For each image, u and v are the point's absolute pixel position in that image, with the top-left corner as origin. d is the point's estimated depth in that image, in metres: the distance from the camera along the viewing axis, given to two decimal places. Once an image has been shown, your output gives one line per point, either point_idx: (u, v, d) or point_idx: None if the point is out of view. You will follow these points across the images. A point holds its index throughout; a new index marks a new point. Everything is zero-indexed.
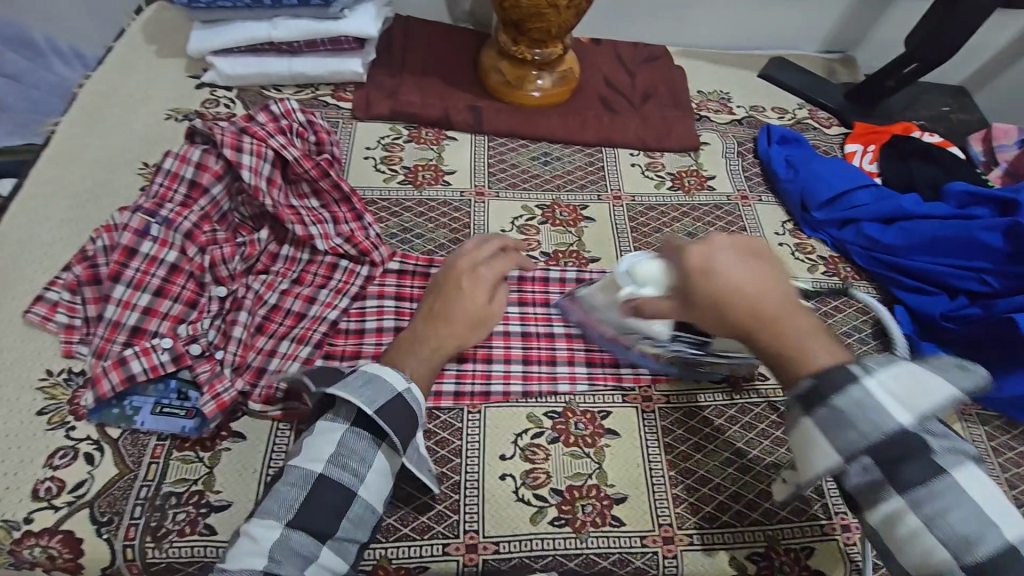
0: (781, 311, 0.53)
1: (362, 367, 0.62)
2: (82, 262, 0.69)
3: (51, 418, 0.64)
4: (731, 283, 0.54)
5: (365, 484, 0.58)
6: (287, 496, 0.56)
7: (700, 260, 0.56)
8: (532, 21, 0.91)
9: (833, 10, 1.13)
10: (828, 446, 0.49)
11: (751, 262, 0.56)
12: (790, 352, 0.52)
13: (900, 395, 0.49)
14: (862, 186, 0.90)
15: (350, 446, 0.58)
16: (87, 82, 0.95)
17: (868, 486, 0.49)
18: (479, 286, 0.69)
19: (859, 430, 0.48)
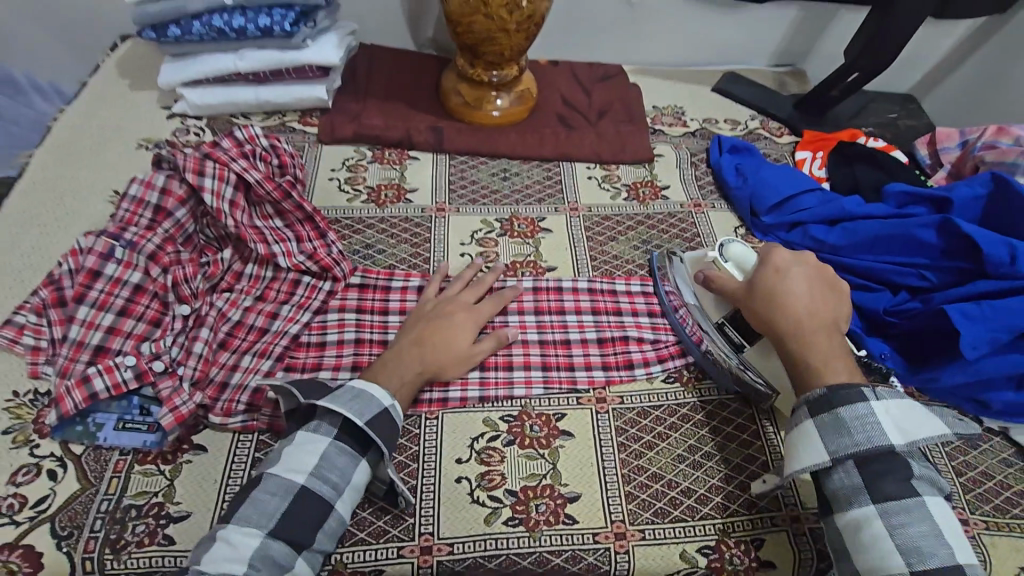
0: (817, 327, 0.66)
1: (350, 385, 0.66)
2: (49, 285, 0.72)
3: (16, 437, 0.66)
4: (795, 290, 0.68)
5: (344, 499, 0.60)
6: (265, 504, 0.58)
7: (784, 266, 0.70)
8: (486, 45, 0.95)
9: (779, 25, 1.19)
10: (820, 449, 0.58)
11: (822, 284, 0.69)
12: (809, 362, 0.64)
13: (899, 422, 0.57)
14: (807, 190, 0.94)
15: (332, 459, 0.61)
16: (62, 117, 0.99)
17: (850, 491, 0.56)
18: (471, 323, 0.76)
19: (852, 438, 0.57)
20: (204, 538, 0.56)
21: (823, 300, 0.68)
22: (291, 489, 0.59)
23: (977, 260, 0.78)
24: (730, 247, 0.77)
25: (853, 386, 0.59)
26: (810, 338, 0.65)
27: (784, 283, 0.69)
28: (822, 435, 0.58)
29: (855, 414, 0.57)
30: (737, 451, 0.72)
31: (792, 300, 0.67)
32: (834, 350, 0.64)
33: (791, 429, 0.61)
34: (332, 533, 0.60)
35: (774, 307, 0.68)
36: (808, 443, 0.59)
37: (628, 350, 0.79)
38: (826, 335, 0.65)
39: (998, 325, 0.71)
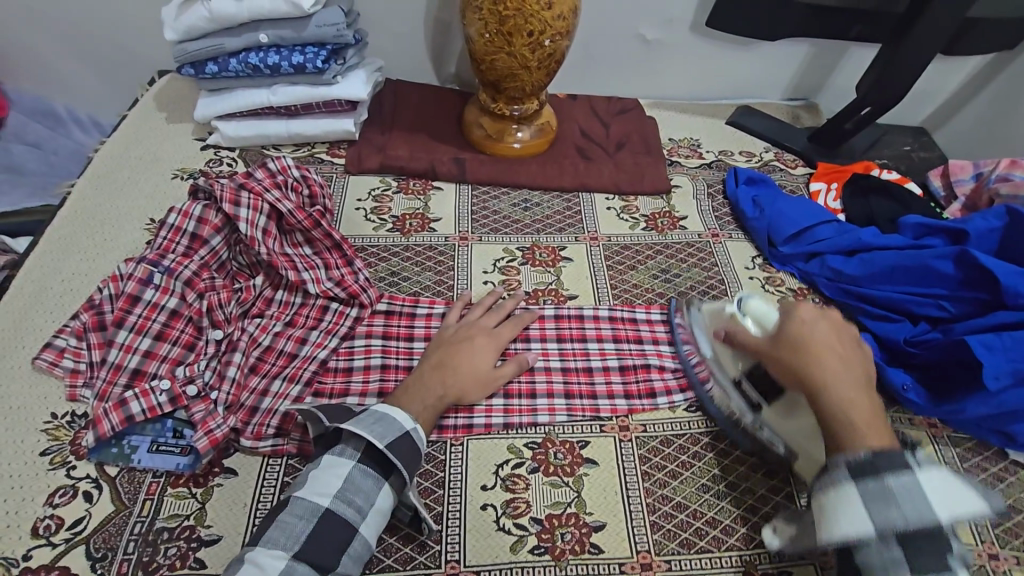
0: (852, 385, 0.62)
1: (374, 408, 0.67)
2: (89, 310, 0.75)
3: (53, 458, 0.67)
4: (825, 345, 0.66)
5: (368, 521, 0.61)
6: (291, 528, 0.58)
7: (810, 321, 0.69)
8: (507, 81, 0.99)
9: (791, 62, 1.22)
10: (865, 518, 0.53)
11: (850, 341, 0.67)
12: (850, 421, 0.60)
13: (942, 494, 0.54)
14: (825, 221, 0.95)
15: (356, 481, 0.62)
16: (103, 147, 1.03)
17: (887, 564, 0.52)
18: (490, 348, 0.77)
19: (900, 509, 0.53)
20: (233, 560, 0.57)
21: (850, 354, 0.66)
22: (315, 513, 0.59)
23: (994, 291, 0.79)
24: (750, 304, 0.76)
25: (895, 450, 0.57)
26: (846, 392, 0.62)
27: (813, 337, 0.67)
28: (867, 504, 0.54)
29: (901, 484, 0.54)
30: (763, 481, 0.72)
31: (823, 353, 0.65)
32: (870, 409, 0.61)
33: (828, 492, 0.56)
34: (357, 556, 0.60)
35: (804, 360, 0.65)
36: (849, 510, 0.54)
37: (649, 378, 0.80)
38: (858, 388, 0.62)
39: (1017, 355, 0.72)
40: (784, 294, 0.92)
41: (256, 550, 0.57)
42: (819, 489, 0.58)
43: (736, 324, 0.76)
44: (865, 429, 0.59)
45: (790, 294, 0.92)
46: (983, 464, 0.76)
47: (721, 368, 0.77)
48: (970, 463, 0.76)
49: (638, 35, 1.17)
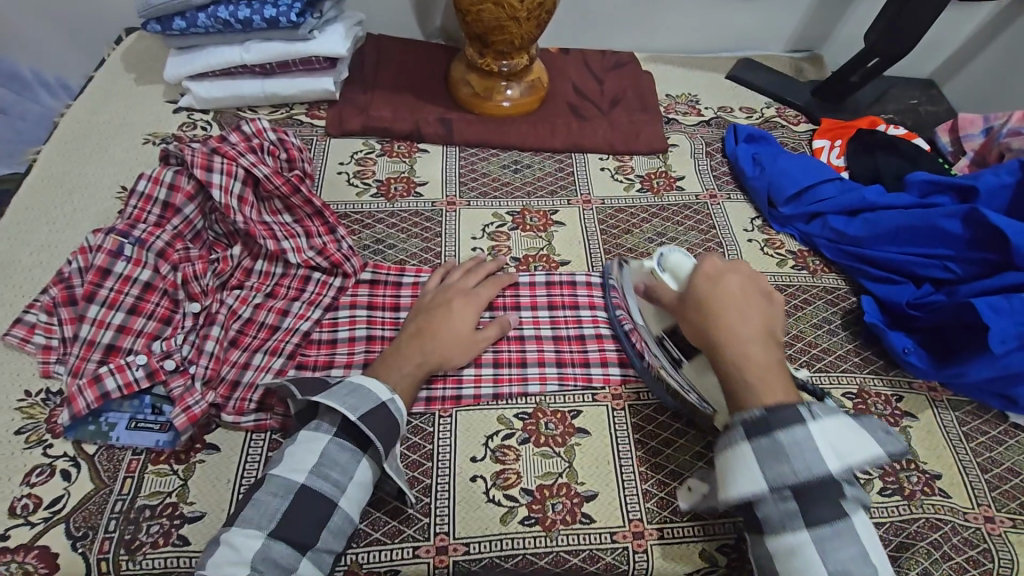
0: (752, 338, 0.61)
1: (349, 380, 0.65)
2: (58, 284, 0.72)
3: (29, 437, 0.65)
4: (725, 297, 0.64)
5: (348, 495, 0.59)
6: (265, 505, 0.57)
7: (713, 273, 0.66)
8: (495, 34, 0.93)
9: (796, 11, 1.15)
10: (756, 474, 0.54)
11: (754, 293, 0.65)
12: (750, 382, 0.58)
13: (836, 446, 0.54)
14: (828, 179, 0.91)
15: (333, 456, 0.60)
16: (69, 111, 0.98)
17: (784, 518, 0.53)
18: (469, 310, 0.75)
19: (791, 466, 0.53)
20: (210, 541, 0.57)
21: (757, 307, 0.64)
22: (290, 489, 0.58)
23: (1003, 251, 0.76)
24: (669, 255, 0.72)
25: (789, 404, 0.56)
26: (747, 351, 0.60)
27: (714, 289, 0.65)
28: (760, 460, 0.54)
29: (793, 439, 0.54)
30: None
31: (723, 308, 0.63)
32: (768, 362, 0.60)
33: (725, 451, 0.57)
34: (339, 531, 0.59)
35: (708, 318, 0.63)
36: (745, 466, 0.55)
37: None
38: (760, 343, 0.61)
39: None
40: (784, 257, 0.89)
41: (230, 530, 0.56)
42: (718, 448, 0.58)
43: (658, 279, 0.71)
44: (761, 389, 0.58)
45: (790, 257, 0.89)
46: (982, 428, 0.75)
47: (647, 327, 0.73)
48: (969, 426, 0.75)
49: None
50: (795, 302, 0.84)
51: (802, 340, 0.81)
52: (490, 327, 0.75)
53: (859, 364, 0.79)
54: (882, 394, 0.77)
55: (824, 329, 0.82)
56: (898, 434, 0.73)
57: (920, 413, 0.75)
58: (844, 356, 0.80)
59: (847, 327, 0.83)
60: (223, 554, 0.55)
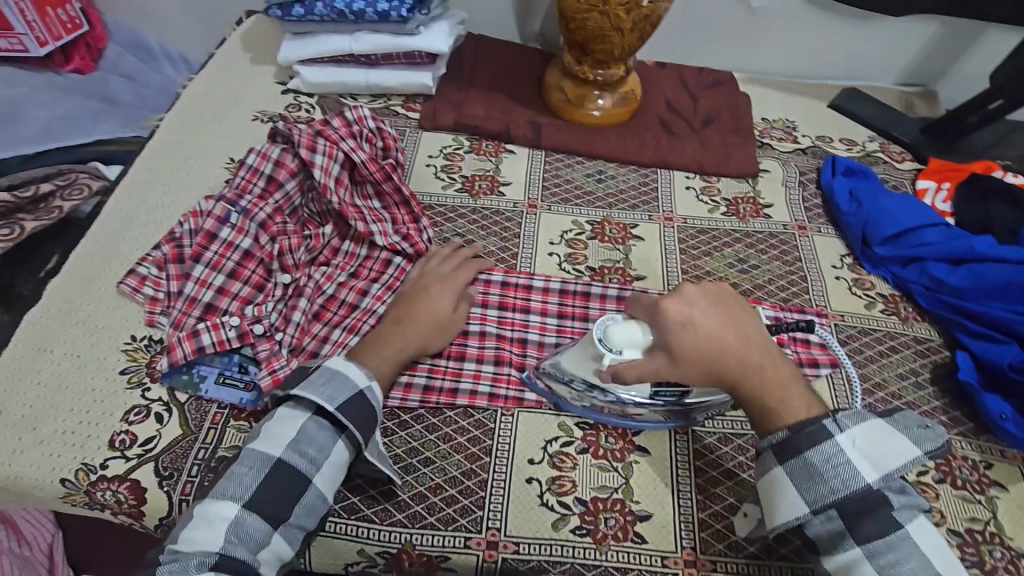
0: (757, 364, 0.61)
1: (326, 365, 0.66)
2: (170, 243, 0.78)
3: (131, 378, 0.71)
4: (710, 336, 0.60)
5: (322, 473, 0.61)
6: (239, 478, 0.59)
7: (678, 316, 0.62)
8: (597, 43, 0.92)
9: (915, 43, 1.09)
10: (797, 500, 0.56)
11: (725, 315, 0.62)
12: (772, 407, 0.60)
13: (868, 455, 0.56)
14: (932, 224, 0.86)
15: (309, 435, 0.62)
16: (191, 85, 1.05)
17: (834, 535, 0.56)
18: (448, 293, 0.76)
19: (827, 484, 0.55)
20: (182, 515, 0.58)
21: (737, 328, 0.62)
22: (265, 462, 0.60)
23: None
24: (608, 332, 0.64)
25: (814, 420, 0.57)
26: (754, 383, 0.60)
27: (699, 335, 0.60)
28: (797, 485, 0.56)
29: (823, 457, 0.56)
30: None
31: (717, 354, 0.60)
32: (778, 376, 0.61)
33: (761, 476, 0.59)
34: (310, 508, 0.60)
35: (706, 370, 0.60)
36: (783, 494, 0.57)
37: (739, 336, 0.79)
38: (764, 368, 0.61)
39: None
40: (873, 299, 0.85)
41: (203, 503, 0.58)
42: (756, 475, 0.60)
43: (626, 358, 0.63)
44: (784, 409, 0.59)
45: (880, 300, 0.85)
46: None
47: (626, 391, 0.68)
48: None
49: (743, 2, 1.06)
50: (880, 349, 0.80)
51: (885, 389, 0.77)
52: (461, 300, 0.77)
53: (945, 424, 0.74)
54: (969, 459, 0.72)
55: (909, 381, 0.77)
56: (983, 502, 0.68)
57: (1012, 484, 0.70)
58: (930, 412, 0.75)
59: (935, 382, 0.78)
60: (196, 526, 0.56)
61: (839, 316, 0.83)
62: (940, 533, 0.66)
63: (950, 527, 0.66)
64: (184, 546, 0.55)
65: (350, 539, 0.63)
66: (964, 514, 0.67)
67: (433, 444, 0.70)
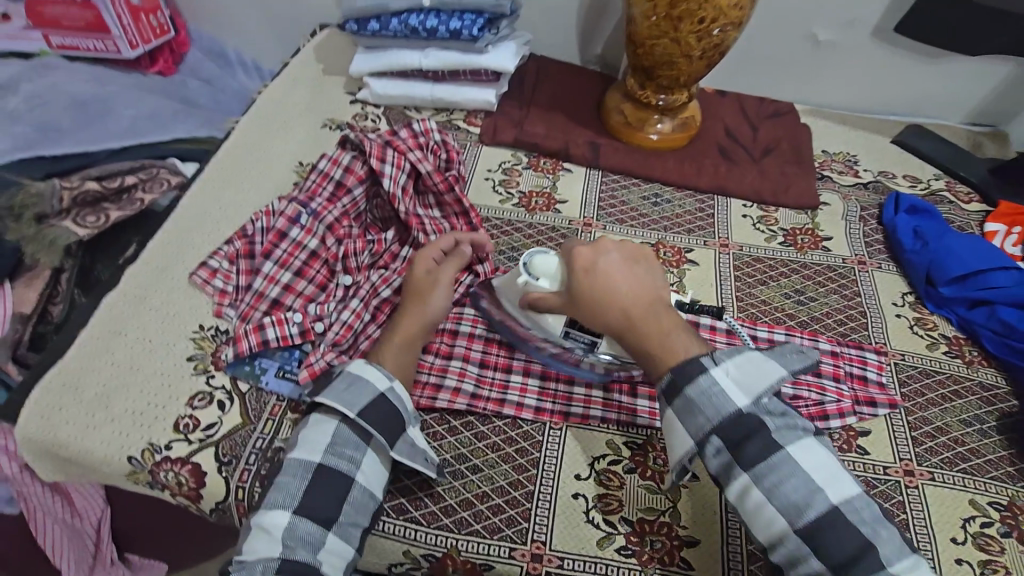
0: (644, 312, 0.65)
1: (345, 372, 0.68)
2: (242, 239, 0.82)
3: (197, 365, 0.74)
4: (610, 280, 0.67)
5: (363, 471, 0.63)
6: (288, 486, 0.61)
7: (586, 261, 0.69)
8: (662, 69, 0.92)
9: (987, 83, 1.07)
10: (685, 435, 0.59)
11: (631, 267, 0.69)
12: (656, 349, 0.63)
13: (741, 381, 0.59)
14: (1004, 267, 0.82)
15: (344, 436, 0.64)
16: (265, 92, 1.11)
17: (724, 468, 0.57)
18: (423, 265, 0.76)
19: (705, 416, 0.58)
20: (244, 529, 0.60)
21: (639, 278, 0.68)
22: (310, 468, 0.61)
23: None
24: (532, 261, 0.72)
25: (693, 357, 0.61)
26: (638, 327, 0.65)
27: (601, 278, 0.67)
28: (682, 421, 0.60)
29: (699, 389, 0.59)
30: None
31: (610, 295, 0.66)
32: (663, 324, 0.65)
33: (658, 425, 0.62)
34: (359, 505, 0.62)
35: (593, 312, 0.66)
36: (674, 432, 0.60)
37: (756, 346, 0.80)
38: (651, 311, 0.65)
39: None
40: (936, 340, 0.83)
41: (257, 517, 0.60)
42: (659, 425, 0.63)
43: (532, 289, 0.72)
44: (665, 351, 0.63)
45: (943, 341, 0.83)
46: None
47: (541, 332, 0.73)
48: None
49: (809, 35, 1.06)
50: (944, 392, 0.78)
51: (947, 434, 0.74)
52: (450, 261, 0.79)
53: (1012, 475, 0.71)
54: None
55: (974, 427, 0.75)
56: None
57: None
58: (995, 462, 0.72)
59: (1002, 432, 0.75)
60: (256, 538, 0.58)
61: (900, 355, 0.81)
62: None
63: None
64: (246, 556, 0.57)
65: (398, 539, 0.64)
66: None
67: (482, 451, 0.70)
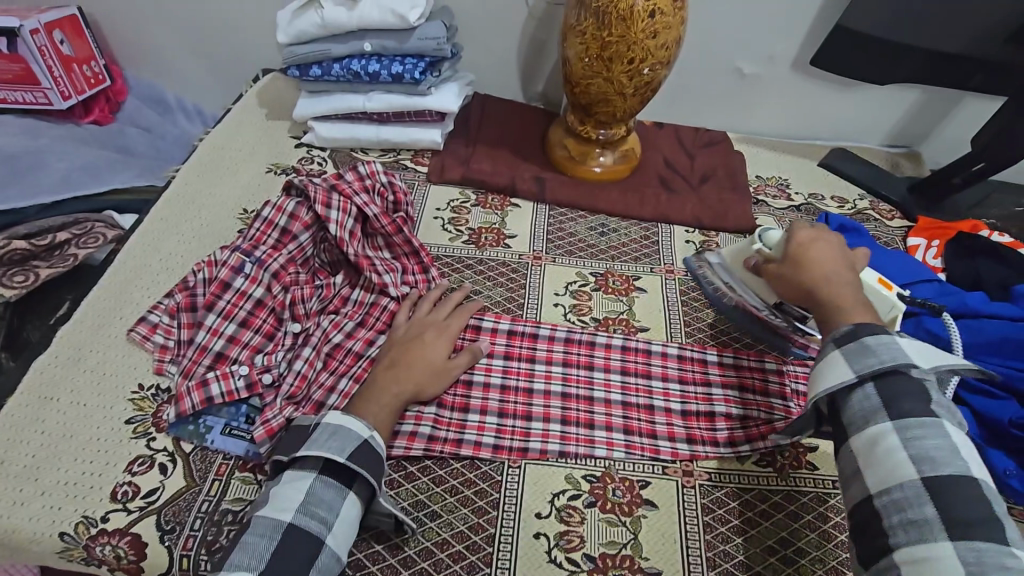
0: (845, 283, 0.67)
1: (326, 422, 0.66)
2: (183, 291, 0.79)
3: (137, 428, 0.71)
4: (821, 252, 0.70)
5: (335, 532, 0.59)
6: (255, 547, 0.56)
7: (806, 236, 0.72)
8: (598, 106, 0.95)
9: (898, 108, 1.15)
10: (845, 369, 0.57)
11: (840, 250, 0.71)
12: (841, 308, 0.65)
13: (925, 352, 0.58)
14: (924, 281, 0.89)
15: (319, 495, 0.60)
16: (206, 139, 1.09)
17: (867, 411, 0.55)
18: (442, 341, 0.78)
19: (878, 359, 0.56)
20: None
21: (846, 262, 0.70)
22: (281, 526, 0.57)
23: None
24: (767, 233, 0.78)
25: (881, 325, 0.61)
26: (832, 292, 0.66)
27: (813, 248, 0.71)
28: (849, 360, 0.57)
29: (879, 340, 0.58)
30: (834, 552, 0.68)
31: (816, 261, 0.69)
32: (855, 297, 0.66)
33: (818, 361, 0.61)
34: (326, 570, 0.57)
35: (793, 275, 0.70)
36: (834, 367, 0.58)
37: (706, 371, 0.82)
38: (855, 286, 0.67)
39: None
40: None
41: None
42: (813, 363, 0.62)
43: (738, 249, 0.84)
44: (850, 313, 0.64)
45: None
46: None
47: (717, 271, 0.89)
48: None
49: (735, 69, 1.12)
50: None
51: None
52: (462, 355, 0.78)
53: None
54: None
55: None
56: None
57: None
58: None
59: None
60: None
61: None
62: None
63: None
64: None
65: None
66: None
67: (440, 496, 0.69)
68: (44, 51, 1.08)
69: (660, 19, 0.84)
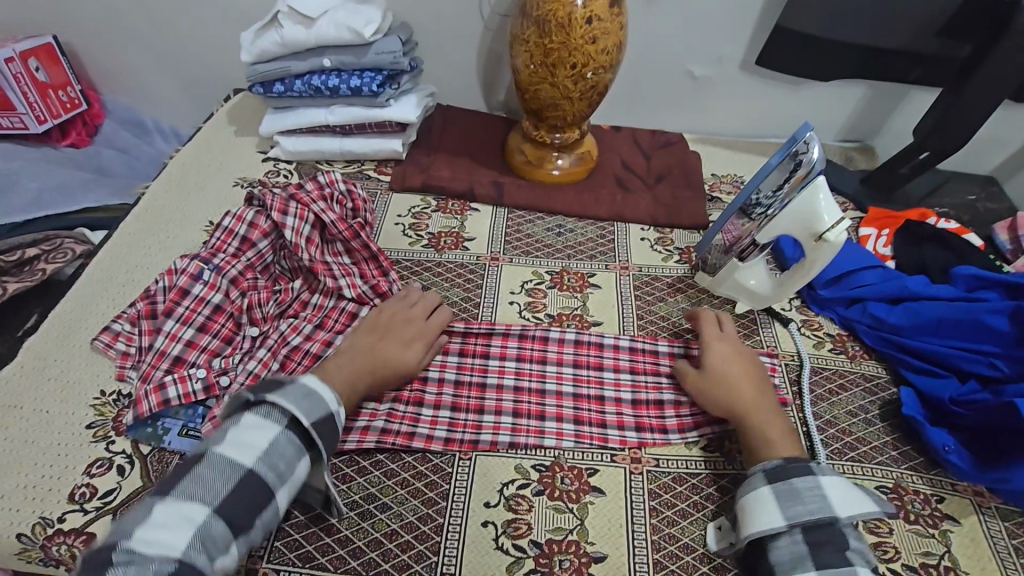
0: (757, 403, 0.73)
1: (301, 382, 0.67)
2: (144, 299, 0.82)
3: (97, 432, 0.73)
4: (733, 375, 0.76)
5: (285, 488, 0.61)
6: (207, 480, 0.58)
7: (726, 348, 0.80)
8: (548, 111, 0.99)
9: (848, 103, 1.18)
10: (777, 515, 0.62)
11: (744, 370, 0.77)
12: (767, 440, 0.70)
13: (844, 496, 0.62)
14: (869, 266, 0.91)
15: (277, 448, 0.62)
16: (176, 156, 1.13)
17: (795, 558, 0.60)
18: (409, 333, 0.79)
19: (805, 506, 0.61)
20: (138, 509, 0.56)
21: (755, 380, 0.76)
22: (235, 471, 0.59)
23: None
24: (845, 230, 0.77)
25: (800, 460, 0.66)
26: (764, 424, 0.71)
27: (727, 366, 0.77)
28: (779, 504, 0.62)
29: (806, 483, 0.63)
30: None
31: (730, 381, 0.75)
32: (781, 427, 0.71)
33: (746, 494, 0.65)
34: (266, 524, 0.60)
35: (712, 384, 0.75)
36: (765, 510, 0.62)
37: (657, 361, 0.84)
38: (768, 410, 0.73)
39: None
40: (822, 339, 0.89)
41: (166, 506, 0.56)
42: (739, 494, 0.67)
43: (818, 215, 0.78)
44: (775, 446, 0.69)
45: (829, 339, 0.89)
46: None
47: (774, 195, 0.81)
48: (1020, 539, 0.69)
49: (686, 71, 1.16)
50: (831, 386, 0.83)
51: (835, 425, 0.79)
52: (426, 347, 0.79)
53: (896, 458, 0.76)
54: (921, 492, 0.73)
55: (860, 417, 0.80)
56: (936, 536, 0.69)
57: (964, 517, 0.71)
58: (880, 448, 0.77)
59: (885, 418, 0.80)
60: (159, 531, 0.54)
61: (789, 356, 0.86)
62: (895, 569, 0.65)
63: (904, 562, 0.66)
64: (142, 546, 0.53)
65: None
66: (917, 547, 0.68)
67: (391, 489, 0.71)
68: (18, 77, 1.13)
69: (598, 25, 0.88)
